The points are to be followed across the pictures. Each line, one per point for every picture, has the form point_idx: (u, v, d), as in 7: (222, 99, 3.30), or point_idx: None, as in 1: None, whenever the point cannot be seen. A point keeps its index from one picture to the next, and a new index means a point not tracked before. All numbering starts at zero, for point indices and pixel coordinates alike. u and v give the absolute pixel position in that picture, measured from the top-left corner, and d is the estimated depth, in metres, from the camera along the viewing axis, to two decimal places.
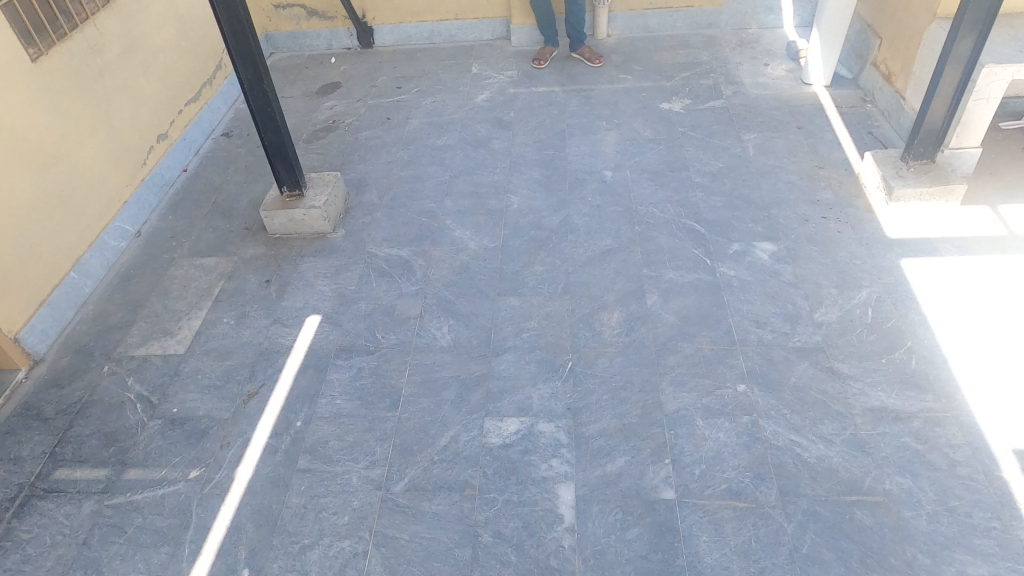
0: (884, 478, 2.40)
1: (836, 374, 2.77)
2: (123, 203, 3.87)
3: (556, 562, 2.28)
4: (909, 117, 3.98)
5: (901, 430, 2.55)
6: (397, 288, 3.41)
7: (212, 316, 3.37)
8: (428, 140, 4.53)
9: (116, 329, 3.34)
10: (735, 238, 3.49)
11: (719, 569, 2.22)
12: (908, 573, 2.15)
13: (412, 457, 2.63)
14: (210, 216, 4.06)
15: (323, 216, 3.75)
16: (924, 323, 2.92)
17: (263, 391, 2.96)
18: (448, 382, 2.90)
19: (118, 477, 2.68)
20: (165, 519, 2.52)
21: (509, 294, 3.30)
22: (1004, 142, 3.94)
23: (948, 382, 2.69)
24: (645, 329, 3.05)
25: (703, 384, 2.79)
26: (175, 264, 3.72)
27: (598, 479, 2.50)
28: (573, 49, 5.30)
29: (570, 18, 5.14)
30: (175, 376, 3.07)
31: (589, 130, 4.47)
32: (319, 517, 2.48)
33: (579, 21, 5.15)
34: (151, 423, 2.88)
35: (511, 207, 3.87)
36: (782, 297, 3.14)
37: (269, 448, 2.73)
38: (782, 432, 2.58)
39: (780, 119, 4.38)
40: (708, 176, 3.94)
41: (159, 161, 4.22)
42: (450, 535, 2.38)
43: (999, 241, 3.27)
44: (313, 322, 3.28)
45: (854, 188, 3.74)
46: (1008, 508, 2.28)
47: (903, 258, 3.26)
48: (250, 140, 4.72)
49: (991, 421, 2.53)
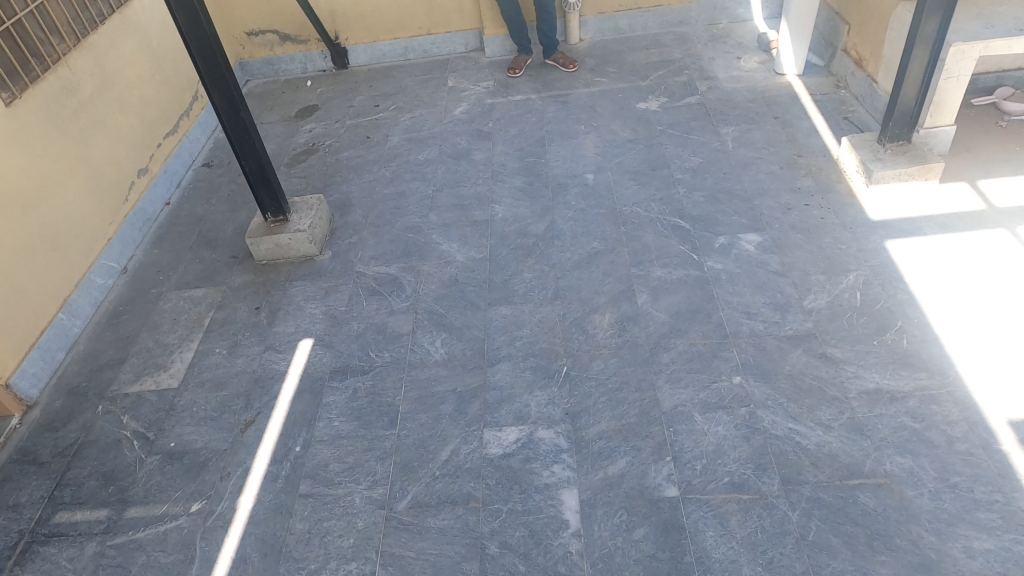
0: (884, 459, 2.41)
1: (830, 359, 2.79)
2: (107, 241, 3.86)
3: (565, 569, 2.27)
4: (882, 100, 4.02)
5: (897, 410, 2.56)
6: (388, 305, 3.41)
7: (204, 347, 3.36)
8: (409, 156, 4.54)
9: (108, 367, 3.33)
10: (720, 231, 3.52)
11: (727, 563, 2.21)
12: (916, 552, 2.16)
13: (414, 474, 2.63)
14: (196, 247, 4.05)
15: (309, 239, 3.75)
16: (913, 303, 2.94)
17: (260, 419, 2.95)
18: (445, 396, 2.90)
19: (119, 516, 2.66)
20: (169, 555, 2.50)
21: (500, 303, 3.30)
22: (977, 118, 3.98)
23: (940, 360, 2.70)
24: (637, 328, 3.06)
25: (699, 378, 2.80)
26: (163, 298, 3.71)
27: (601, 482, 2.50)
28: (547, 56, 5.33)
29: (542, 26, 5.17)
30: (170, 411, 3.06)
31: (569, 134, 4.50)
32: (324, 541, 2.46)
33: (551, 27, 5.19)
34: (149, 459, 2.86)
35: (496, 217, 3.88)
36: (771, 287, 3.15)
37: (270, 476, 2.71)
38: (780, 421, 2.59)
39: (757, 110, 4.42)
40: (690, 172, 3.96)
41: (141, 196, 4.22)
42: (457, 549, 2.37)
43: (980, 216, 3.30)
44: (306, 345, 3.27)
45: (834, 174, 3.78)
46: (1009, 480, 2.29)
47: (887, 239, 3.28)
48: (231, 168, 4.72)
49: (987, 395, 2.55)
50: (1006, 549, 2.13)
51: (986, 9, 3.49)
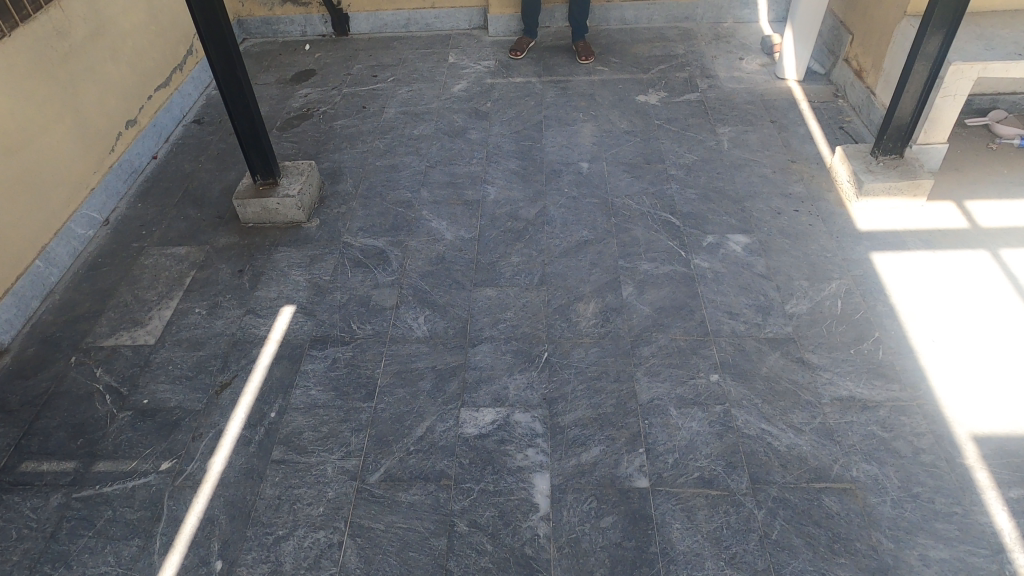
0: (851, 465, 2.47)
1: (806, 364, 2.83)
2: (90, 191, 3.78)
3: (531, 551, 2.29)
4: (878, 112, 4.05)
5: (868, 418, 2.61)
6: (373, 278, 3.39)
7: (183, 306, 3.32)
8: (405, 129, 4.50)
9: (84, 319, 3.28)
10: (709, 230, 3.54)
11: (690, 556, 2.25)
12: (874, 557, 2.21)
13: (388, 448, 2.63)
14: (181, 204, 3.99)
15: (297, 205, 3.71)
16: (891, 315, 2.99)
17: (236, 382, 2.93)
18: (425, 373, 2.90)
19: (87, 469, 2.64)
20: (136, 512, 2.49)
21: (485, 285, 3.30)
22: (969, 139, 4.04)
23: (913, 373, 2.75)
24: (620, 320, 3.07)
25: (678, 373, 2.83)
26: (145, 253, 3.65)
27: (573, 468, 2.52)
28: (573, 41, 5.23)
29: (574, 9, 5.07)
30: (145, 367, 3.02)
31: (566, 121, 4.48)
32: (293, 508, 2.46)
33: (582, 11, 5.09)
34: (120, 415, 2.83)
35: (487, 197, 3.86)
36: (754, 289, 3.18)
37: (242, 439, 2.70)
38: (753, 421, 2.63)
39: (755, 113, 4.43)
40: (684, 168, 3.97)
41: (128, 147, 4.13)
42: (425, 525, 2.38)
43: (963, 235, 3.36)
44: (288, 312, 3.24)
45: (826, 182, 3.81)
46: (969, 493, 2.35)
47: (872, 251, 3.33)
48: (222, 127, 4.65)
49: (957, 410, 2.60)
50: (960, 559, 2.19)
51: (987, 31, 3.52)
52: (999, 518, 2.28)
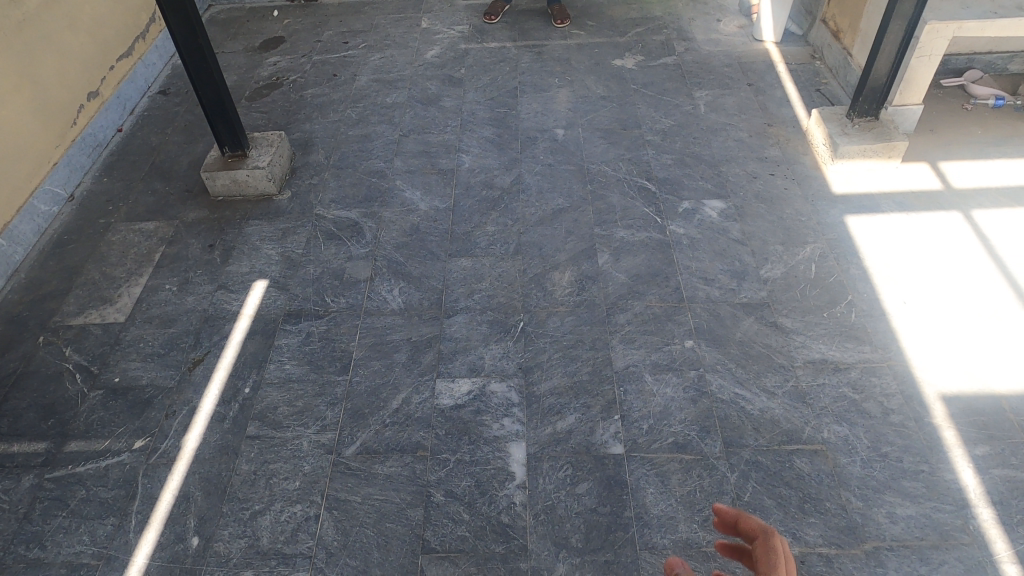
0: (822, 427, 2.50)
1: (780, 329, 2.84)
2: (53, 166, 3.68)
3: (507, 519, 2.31)
4: (855, 73, 4.02)
5: (839, 380, 2.64)
6: (347, 250, 3.34)
7: (153, 283, 3.26)
8: (377, 98, 4.40)
9: (51, 297, 3.21)
10: (685, 195, 3.52)
11: (664, 520, 2.28)
12: (843, 516, 2.25)
13: (364, 420, 2.63)
14: (148, 178, 3.90)
15: (267, 176, 3.64)
16: (864, 278, 3.00)
17: (209, 358, 2.89)
18: (400, 345, 2.88)
19: (59, 449, 2.61)
20: (110, 491, 2.47)
21: (460, 255, 3.27)
22: (944, 99, 4.03)
23: (885, 335, 2.78)
24: (596, 288, 3.06)
25: (653, 340, 2.83)
26: (112, 229, 3.57)
27: (549, 436, 2.53)
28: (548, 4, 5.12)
29: None
30: (116, 345, 2.98)
31: (542, 87, 4.41)
32: (269, 483, 2.46)
33: None
34: (91, 394, 2.79)
35: (462, 166, 3.81)
36: (729, 254, 3.18)
37: (216, 416, 2.68)
38: (727, 385, 2.65)
39: (732, 76, 4.38)
40: (660, 134, 3.93)
41: (91, 120, 4.01)
42: (402, 496, 2.39)
43: (937, 197, 3.37)
44: (260, 287, 3.20)
45: (801, 145, 3.79)
46: (936, 452, 2.40)
47: (846, 214, 3.33)
48: (189, 99, 4.53)
49: (926, 370, 2.64)
50: (926, 516, 2.23)
51: None
52: (964, 475, 2.33)
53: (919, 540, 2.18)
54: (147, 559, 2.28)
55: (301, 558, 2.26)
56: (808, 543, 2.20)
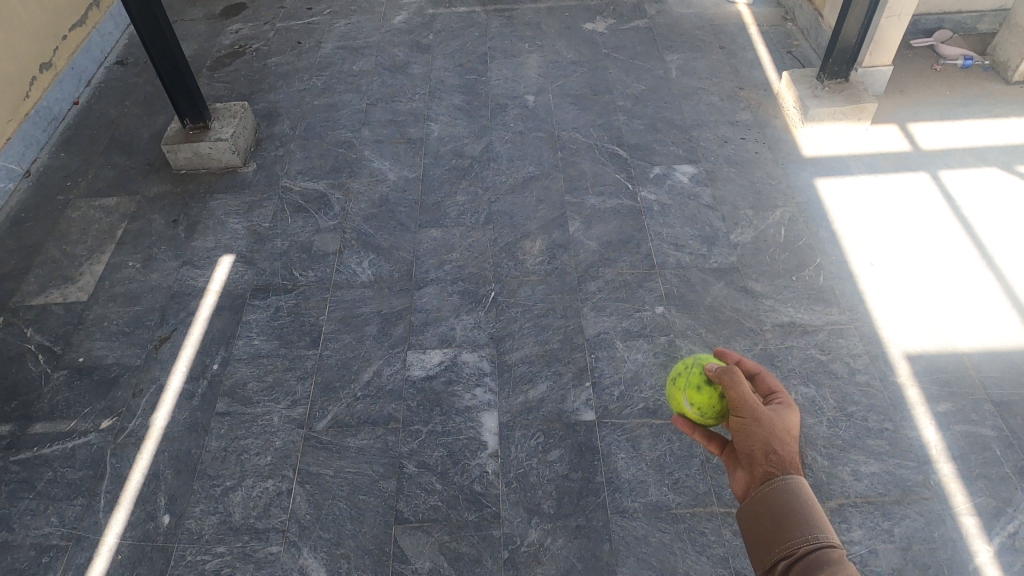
0: (790, 388, 2.53)
1: (749, 293, 2.86)
2: (6, 141, 3.55)
3: (480, 487, 2.33)
4: (825, 35, 3.99)
5: (807, 342, 2.67)
6: (314, 223, 3.29)
7: (116, 260, 3.18)
8: (343, 65, 4.29)
9: (10, 277, 3.13)
10: (656, 161, 3.49)
11: (635, 484, 2.31)
12: (809, 475, 2.30)
13: (335, 394, 2.61)
14: (107, 152, 3.78)
15: (231, 148, 3.55)
16: (833, 241, 3.02)
17: (176, 335, 2.85)
18: (370, 318, 2.86)
19: (24, 431, 2.57)
20: (77, 471, 2.44)
21: (430, 226, 3.23)
22: (914, 60, 4.02)
23: (852, 296, 2.81)
24: (567, 257, 3.05)
25: (623, 307, 2.83)
26: (71, 205, 3.47)
27: (520, 405, 2.54)
28: None
29: None
30: (79, 325, 2.92)
31: (511, 52, 4.32)
32: (240, 459, 2.44)
33: None
34: (55, 375, 2.74)
35: (431, 135, 3.74)
36: (700, 219, 3.18)
37: (185, 393, 2.65)
38: (697, 350, 2.67)
39: (703, 39, 4.33)
40: (632, 99, 3.89)
41: (45, 93, 3.87)
42: (374, 468, 2.39)
43: (905, 158, 3.38)
44: (227, 262, 3.14)
45: (773, 108, 3.77)
46: (900, 410, 2.44)
47: (816, 177, 3.33)
48: (148, 69, 4.38)
49: (891, 330, 2.68)
50: (889, 472, 2.28)
51: None
52: (927, 431, 2.38)
53: (882, 496, 2.23)
54: (118, 538, 2.26)
55: (274, 532, 2.25)
56: None
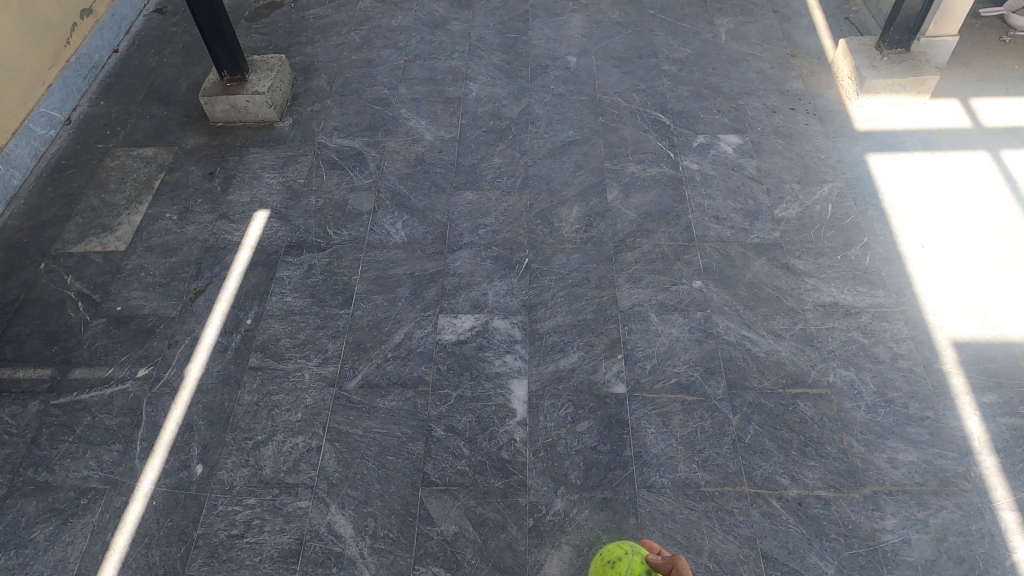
0: (829, 370, 2.46)
1: (791, 270, 2.77)
2: (47, 87, 3.56)
3: (508, 455, 2.32)
4: (888, 0, 3.78)
5: (850, 324, 2.59)
6: (349, 181, 3.26)
7: (154, 211, 3.20)
8: (382, 20, 4.20)
9: (51, 224, 3.17)
10: (700, 129, 3.38)
11: (664, 459, 2.28)
12: (844, 460, 2.25)
13: (365, 354, 2.61)
14: (146, 102, 3.78)
15: (268, 102, 3.52)
16: (882, 220, 2.90)
17: (211, 289, 2.87)
18: (403, 279, 2.84)
19: (64, 376, 2.62)
20: (115, 418, 2.50)
21: (466, 188, 3.18)
22: (982, 30, 3.80)
23: (899, 278, 2.71)
24: (604, 225, 2.98)
25: (660, 280, 2.77)
26: (110, 154, 3.49)
27: (551, 374, 2.52)
28: None
29: None
30: (117, 274, 2.95)
31: (554, 11, 4.19)
32: (271, 414, 2.47)
33: None
34: (94, 322, 2.78)
35: (469, 95, 3.66)
36: (743, 193, 3.07)
37: (219, 346, 2.67)
38: (733, 327, 2.61)
39: (756, 2, 4.14)
40: (678, 63, 3.75)
41: (86, 39, 3.86)
42: (403, 430, 2.40)
43: (964, 135, 3.22)
44: (262, 217, 3.14)
45: (826, 78, 3.61)
46: (943, 399, 2.36)
47: (868, 152, 3.19)
48: (186, 18, 4.34)
49: (938, 316, 2.58)
50: (928, 462, 2.22)
51: None
52: (969, 422, 2.31)
53: (919, 486, 2.17)
54: (153, 485, 2.32)
55: (303, 487, 2.29)
56: (807, 485, 2.20)
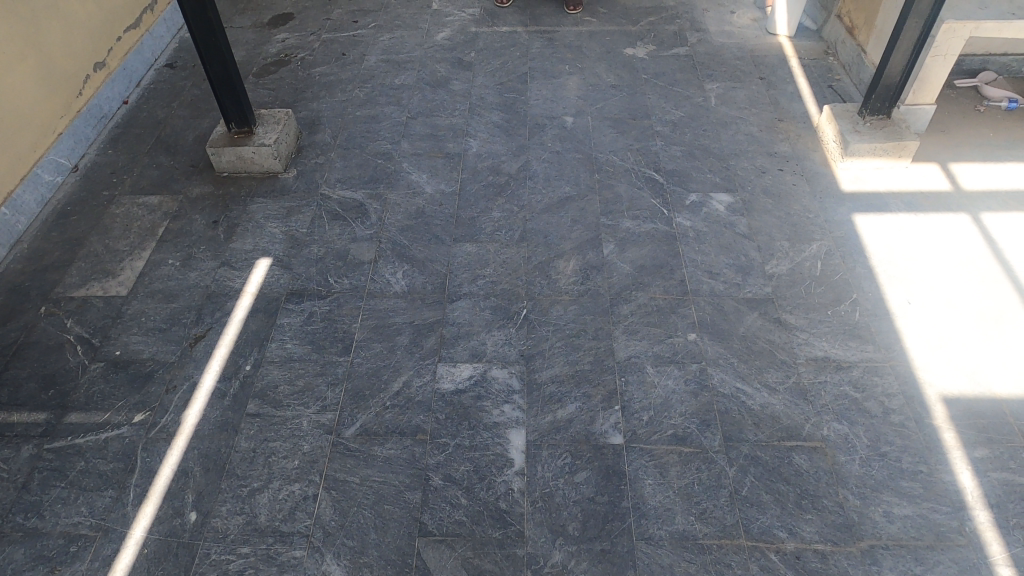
0: (822, 424, 2.50)
1: (783, 325, 2.84)
2: (57, 135, 3.64)
3: (505, 505, 2.32)
4: (868, 71, 3.98)
5: (841, 378, 2.64)
6: (351, 231, 3.33)
7: (157, 257, 3.24)
8: (385, 78, 4.37)
9: (53, 268, 3.20)
10: (692, 188, 3.50)
11: (662, 511, 2.29)
12: (840, 513, 2.26)
13: (364, 402, 2.62)
14: (153, 151, 3.87)
15: (273, 154, 3.61)
16: (870, 278, 2.99)
17: (210, 335, 2.89)
18: (403, 328, 2.88)
19: (58, 420, 2.61)
20: (109, 463, 2.47)
21: (465, 240, 3.25)
22: (957, 100, 4.00)
23: (888, 334, 2.77)
24: (600, 278, 3.05)
25: (655, 332, 2.83)
26: (116, 202, 3.55)
27: (549, 424, 2.53)
28: None
29: None
30: (117, 318, 2.97)
31: (551, 73, 4.37)
32: (268, 461, 2.46)
33: None
34: (91, 366, 2.79)
35: (469, 150, 3.78)
36: (735, 249, 3.17)
37: (217, 392, 2.68)
38: (728, 380, 2.65)
39: (744, 69, 4.34)
40: (670, 125, 3.90)
41: (97, 91, 3.97)
42: (401, 479, 2.40)
43: (945, 198, 3.35)
44: (263, 265, 3.18)
45: (812, 141, 3.77)
46: (936, 453, 2.40)
47: (855, 213, 3.31)
48: (196, 73, 4.49)
49: (928, 371, 2.64)
50: (923, 516, 2.24)
51: None
52: (962, 477, 2.34)
53: (915, 540, 2.18)
54: (145, 533, 2.29)
55: (298, 536, 2.26)
56: (804, 539, 2.20)
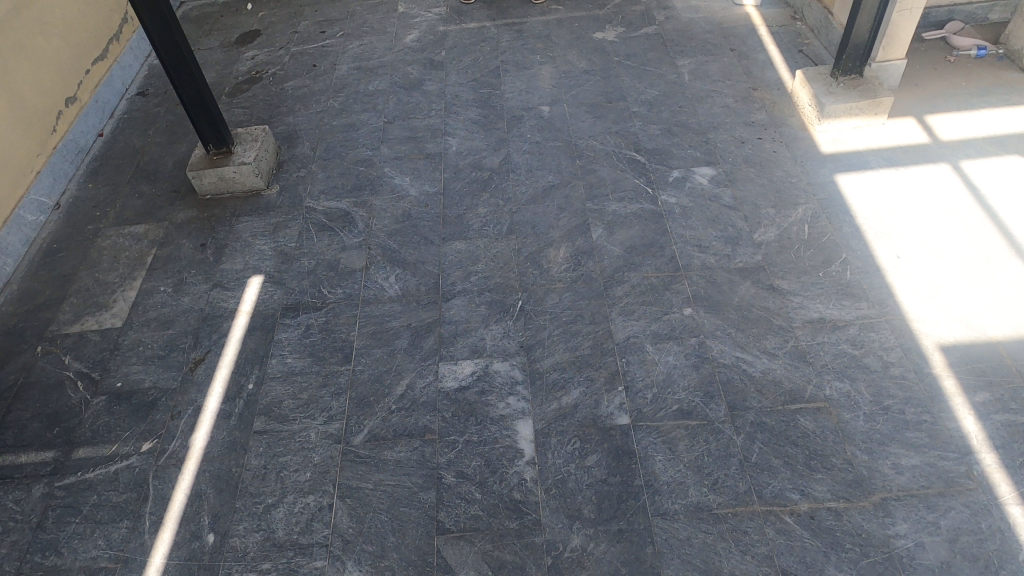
0: (824, 384, 2.52)
1: (777, 291, 2.86)
2: (36, 174, 3.62)
3: (520, 495, 2.33)
4: (837, 32, 4.00)
5: (839, 337, 2.66)
6: (340, 241, 3.33)
7: (148, 286, 3.24)
8: (359, 86, 4.36)
9: (45, 307, 3.19)
10: (674, 165, 3.51)
11: (674, 485, 2.31)
12: (849, 470, 2.28)
13: (370, 409, 2.63)
14: (133, 181, 3.86)
15: (254, 172, 3.61)
16: (858, 236, 3.02)
17: (210, 357, 2.89)
18: (401, 331, 2.89)
19: (67, 457, 2.61)
20: (122, 494, 2.48)
21: (454, 238, 3.26)
22: (927, 53, 4.03)
23: (880, 290, 2.80)
24: (592, 263, 3.07)
25: (651, 310, 2.84)
26: (101, 234, 3.54)
27: (554, 412, 2.55)
28: None
29: None
30: (115, 350, 2.97)
31: (523, 65, 4.37)
32: (280, 476, 2.47)
33: None
34: (95, 401, 2.78)
35: (449, 149, 3.78)
36: (722, 220, 3.19)
37: (222, 413, 2.68)
38: (727, 350, 2.67)
39: (714, 42, 4.36)
40: (646, 105, 3.91)
41: (71, 126, 3.95)
42: (413, 480, 2.41)
43: (924, 150, 3.37)
44: (255, 283, 3.18)
45: (788, 107, 3.79)
46: (938, 401, 2.43)
47: (837, 174, 3.33)
48: (168, 99, 4.47)
49: (923, 322, 2.67)
50: (931, 464, 2.27)
51: None
52: (966, 422, 2.37)
53: (925, 489, 2.21)
54: (165, 558, 2.29)
55: (317, 547, 2.27)
56: (817, 498, 2.23)
